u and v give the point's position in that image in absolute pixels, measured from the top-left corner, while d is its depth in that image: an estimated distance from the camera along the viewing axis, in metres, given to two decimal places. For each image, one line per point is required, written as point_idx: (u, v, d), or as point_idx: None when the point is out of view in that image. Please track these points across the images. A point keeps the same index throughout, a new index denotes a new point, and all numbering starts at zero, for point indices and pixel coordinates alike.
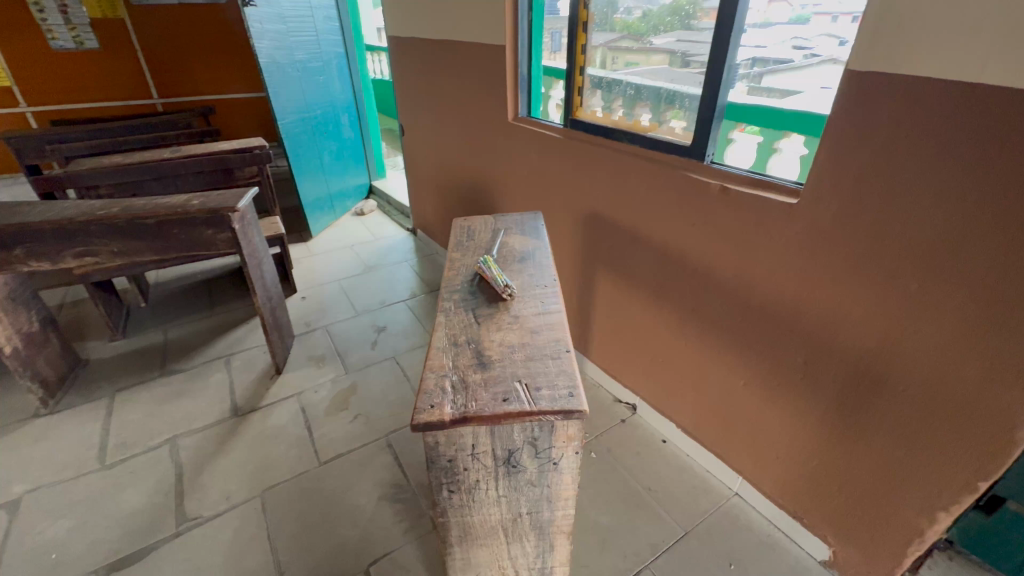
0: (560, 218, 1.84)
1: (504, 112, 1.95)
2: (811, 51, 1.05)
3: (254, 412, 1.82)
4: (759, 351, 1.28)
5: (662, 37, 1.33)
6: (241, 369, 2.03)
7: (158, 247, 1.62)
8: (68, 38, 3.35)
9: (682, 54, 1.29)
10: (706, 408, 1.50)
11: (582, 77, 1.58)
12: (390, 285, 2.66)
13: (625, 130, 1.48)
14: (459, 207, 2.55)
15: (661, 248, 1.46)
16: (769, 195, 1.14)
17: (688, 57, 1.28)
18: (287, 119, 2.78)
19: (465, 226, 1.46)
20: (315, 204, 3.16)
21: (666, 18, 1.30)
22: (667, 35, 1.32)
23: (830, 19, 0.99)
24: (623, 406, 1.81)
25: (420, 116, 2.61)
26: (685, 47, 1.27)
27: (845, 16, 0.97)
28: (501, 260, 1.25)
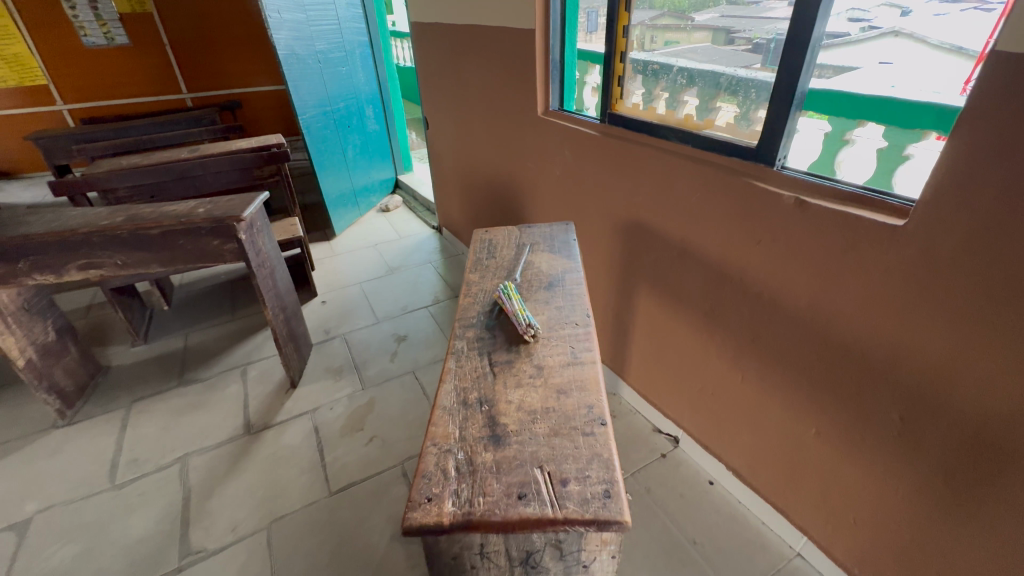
0: (595, 225, 1.64)
1: (534, 105, 1.74)
2: (870, 24, 0.86)
3: (267, 430, 1.73)
4: (838, 398, 1.05)
5: (704, 13, 1.11)
6: (257, 381, 1.95)
7: (164, 259, 1.52)
8: (100, 34, 3.34)
9: (726, 31, 1.08)
10: (765, 451, 1.28)
11: (623, 65, 1.36)
12: (413, 288, 2.53)
13: (674, 127, 1.27)
14: (486, 207, 2.37)
15: (716, 266, 1.24)
16: (861, 212, 0.91)
17: (732, 34, 1.07)
18: (308, 114, 2.67)
19: (487, 239, 1.29)
20: (338, 200, 3.06)
21: None
22: (709, 10, 1.11)
23: None
24: (663, 438, 1.62)
25: (444, 108, 2.43)
26: (729, 23, 1.07)
27: None
28: (525, 286, 1.07)
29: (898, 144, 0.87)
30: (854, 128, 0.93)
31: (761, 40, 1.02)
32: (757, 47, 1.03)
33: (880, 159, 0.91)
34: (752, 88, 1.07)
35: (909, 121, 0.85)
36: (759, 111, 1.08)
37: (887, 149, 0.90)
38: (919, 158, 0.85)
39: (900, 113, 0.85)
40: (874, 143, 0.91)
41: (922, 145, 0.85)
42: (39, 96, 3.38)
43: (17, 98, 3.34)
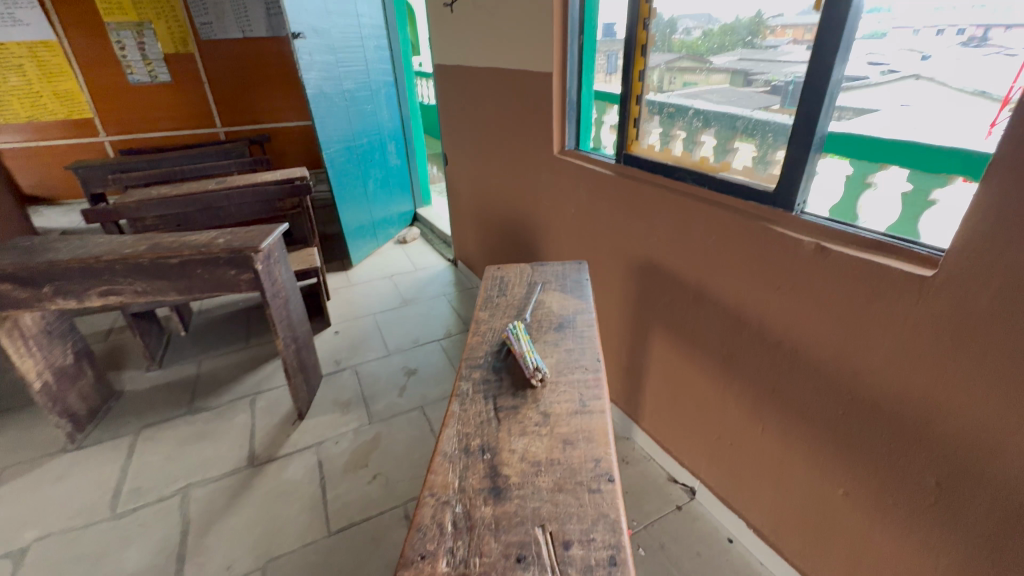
0: (609, 264, 1.62)
1: (550, 144, 1.76)
2: (889, 67, 0.85)
3: (271, 462, 1.70)
4: (867, 457, 0.98)
5: (723, 56, 1.12)
6: (265, 411, 1.93)
7: (182, 287, 1.55)
8: (144, 73, 3.56)
9: (743, 73, 1.08)
10: (788, 510, 1.20)
11: (639, 107, 1.37)
12: (425, 321, 2.52)
13: (689, 168, 1.26)
14: (501, 242, 2.38)
15: (733, 310, 1.20)
16: (885, 259, 0.87)
17: (750, 76, 1.08)
18: (332, 148, 2.76)
19: (498, 276, 1.28)
20: (357, 231, 3.11)
21: (728, 35, 1.10)
22: (728, 53, 1.11)
23: (911, 32, 0.80)
24: (678, 488, 1.54)
25: (463, 145, 2.49)
26: (748, 66, 1.07)
27: (928, 27, 0.78)
28: (535, 326, 1.04)
29: (924, 188, 0.86)
30: (876, 171, 0.92)
31: (779, 82, 1.02)
32: (776, 88, 1.03)
33: (905, 203, 0.89)
34: (769, 132, 1.06)
35: (934, 166, 0.84)
36: (777, 153, 1.06)
37: (911, 192, 0.87)
38: (946, 203, 0.83)
39: (926, 157, 0.84)
40: (897, 186, 0.89)
41: (950, 189, 0.83)
42: (84, 128, 3.59)
43: (64, 130, 3.55)
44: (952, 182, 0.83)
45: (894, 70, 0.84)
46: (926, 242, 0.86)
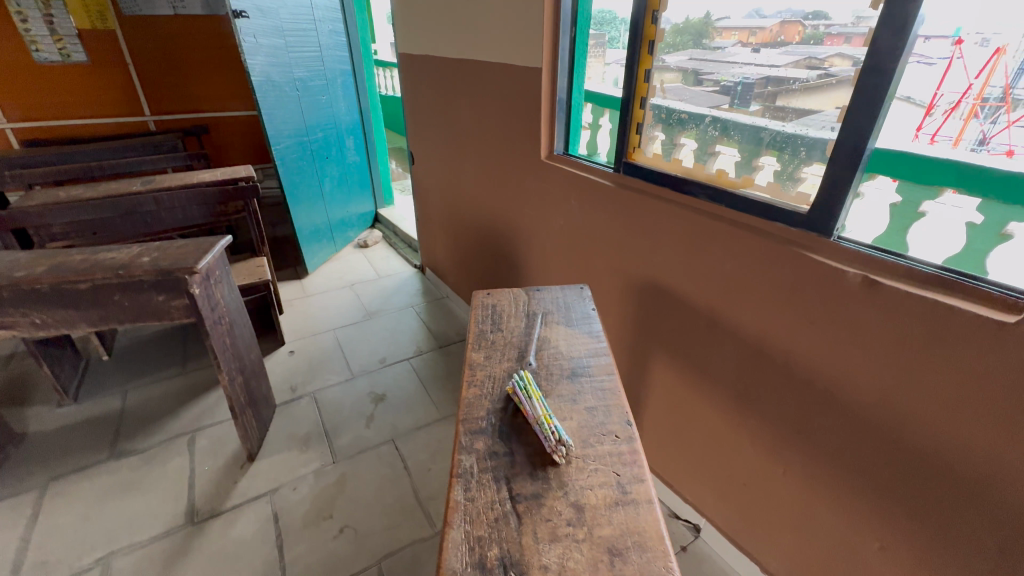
0: (604, 283, 1.48)
1: (537, 148, 1.59)
2: (825, 72, 0.86)
3: (215, 518, 1.45)
4: (916, 515, 0.88)
5: (672, 56, 1.11)
6: (207, 451, 1.67)
7: (96, 317, 1.27)
8: (54, 50, 2.92)
9: (694, 72, 1.07)
10: (811, 561, 1.10)
11: (643, 111, 1.22)
12: (392, 336, 2.29)
13: (702, 182, 1.13)
14: (477, 252, 2.19)
15: (754, 342, 1.08)
16: (953, 300, 0.77)
17: (700, 76, 1.06)
18: (282, 144, 2.46)
19: (490, 306, 1.11)
20: (312, 235, 2.82)
21: (676, 36, 1.09)
22: (677, 53, 1.10)
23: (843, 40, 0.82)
24: (681, 525, 1.42)
25: (433, 144, 2.27)
26: (698, 65, 1.06)
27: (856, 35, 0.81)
28: (543, 375, 0.88)
29: (911, 199, 0.84)
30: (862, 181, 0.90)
31: (728, 83, 1.01)
32: (725, 89, 1.02)
33: (893, 215, 0.86)
34: (802, 146, 0.94)
35: (925, 177, 0.82)
36: (760, 159, 1.01)
37: (901, 203, 0.85)
38: (935, 217, 0.81)
39: (915, 168, 0.83)
40: (886, 198, 0.86)
41: (939, 202, 0.80)
42: None
43: None
44: (942, 194, 0.80)
45: (832, 74, 0.85)
46: (926, 259, 0.82)
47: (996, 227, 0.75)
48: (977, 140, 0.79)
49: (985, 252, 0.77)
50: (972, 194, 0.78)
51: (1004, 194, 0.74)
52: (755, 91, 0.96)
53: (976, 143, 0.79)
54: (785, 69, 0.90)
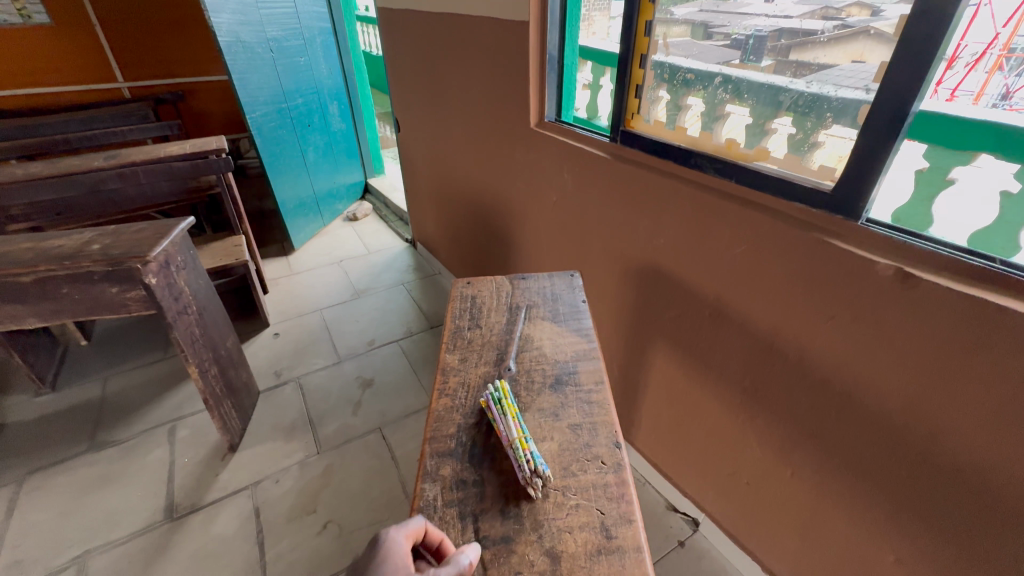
0: (600, 265, 1.36)
1: (526, 114, 1.44)
2: (841, 22, 0.72)
3: (194, 513, 1.39)
4: (940, 533, 0.79)
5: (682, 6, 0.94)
6: (188, 441, 1.61)
7: (47, 311, 1.18)
8: (11, 10, 2.45)
9: (704, 24, 0.92)
10: (818, 565, 1.02)
11: (643, 70, 1.05)
12: (381, 316, 2.20)
13: (709, 154, 0.99)
14: (467, 227, 2.06)
15: (763, 335, 0.97)
16: (1006, 300, 0.64)
17: (710, 28, 0.91)
18: (258, 112, 2.29)
19: (470, 297, 1.00)
20: (298, 209, 2.69)
21: None
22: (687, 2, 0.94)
23: None
24: (680, 518, 1.36)
25: (418, 110, 2.10)
26: (710, 16, 0.91)
27: None
28: (524, 383, 0.78)
29: (940, 166, 0.72)
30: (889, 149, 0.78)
31: (739, 36, 0.86)
32: (736, 43, 0.87)
33: (917, 184, 0.75)
34: (829, 110, 0.79)
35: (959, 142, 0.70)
36: (774, 121, 0.87)
37: (928, 169, 0.73)
38: (967, 183, 0.69)
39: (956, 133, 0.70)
40: (910, 164, 0.75)
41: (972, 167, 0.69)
42: None
43: None
44: (976, 158, 0.69)
45: (850, 25, 0.71)
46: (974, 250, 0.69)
47: None
48: (999, 94, 0.67)
49: (1017, 225, 0.65)
50: (1009, 157, 0.66)
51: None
52: (767, 45, 0.82)
53: (998, 99, 0.68)
54: (800, 20, 0.77)
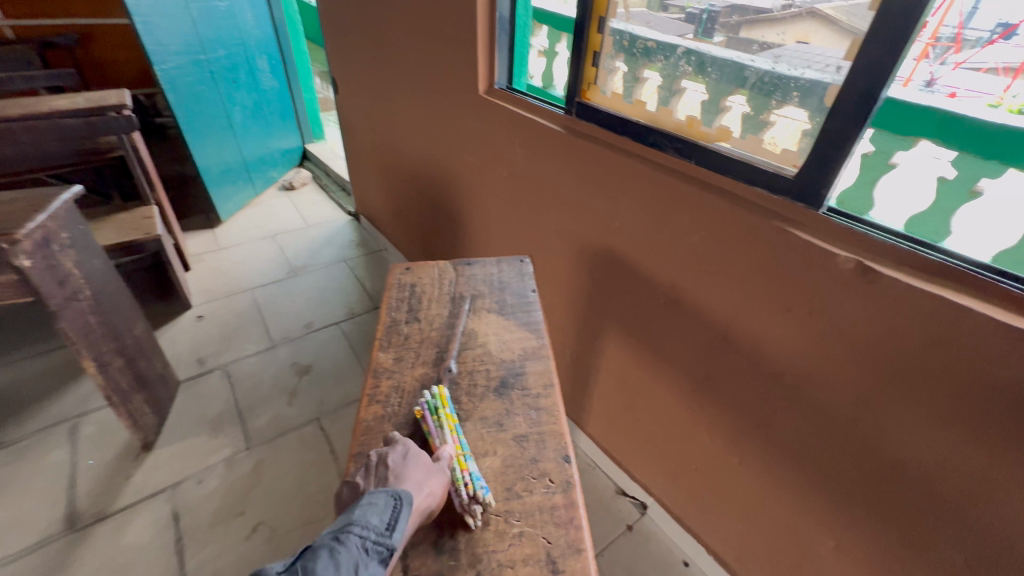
0: (553, 246, 1.29)
1: (474, 80, 1.31)
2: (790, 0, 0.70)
3: (101, 521, 1.24)
4: (878, 522, 0.80)
5: None
6: (93, 440, 1.43)
7: None
8: None
9: None
10: (759, 548, 1.04)
11: (601, 36, 0.96)
12: (321, 296, 2.04)
13: (669, 132, 0.91)
14: (413, 201, 1.92)
15: (717, 325, 0.94)
16: (964, 299, 0.62)
17: None
18: (169, 63, 2.00)
19: (409, 285, 0.90)
20: (223, 176, 2.42)
21: None
22: None
23: None
24: (628, 501, 1.36)
25: (356, 70, 1.90)
26: None
27: None
28: (466, 386, 0.70)
29: (886, 150, 0.68)
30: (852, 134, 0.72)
31: (694, 9, 0.81)
32: (690, 17, 0.82)
33: (863, 167, 0.71)
34: (795, 90, 0.73)
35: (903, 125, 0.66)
36: (728, 98, 0.82)
37: (876, 152, 0.69)
38: (910, 170, 0.66)
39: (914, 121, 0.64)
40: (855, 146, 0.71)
41: (915, 153, 0.65)
42: None
43: None
44: (918, 144, 0.65)
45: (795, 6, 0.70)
46: (933, 244, 0.67)
47: (967, 183, 0.62)
48: (923, 83, 0.63)
49: (951, 213, 0.64)
50: (948, 145, 0.62)
51: (983, 146, 0.60)
52: (719, 20, 0.79)
53: (923, 86, 0.63)
54: None
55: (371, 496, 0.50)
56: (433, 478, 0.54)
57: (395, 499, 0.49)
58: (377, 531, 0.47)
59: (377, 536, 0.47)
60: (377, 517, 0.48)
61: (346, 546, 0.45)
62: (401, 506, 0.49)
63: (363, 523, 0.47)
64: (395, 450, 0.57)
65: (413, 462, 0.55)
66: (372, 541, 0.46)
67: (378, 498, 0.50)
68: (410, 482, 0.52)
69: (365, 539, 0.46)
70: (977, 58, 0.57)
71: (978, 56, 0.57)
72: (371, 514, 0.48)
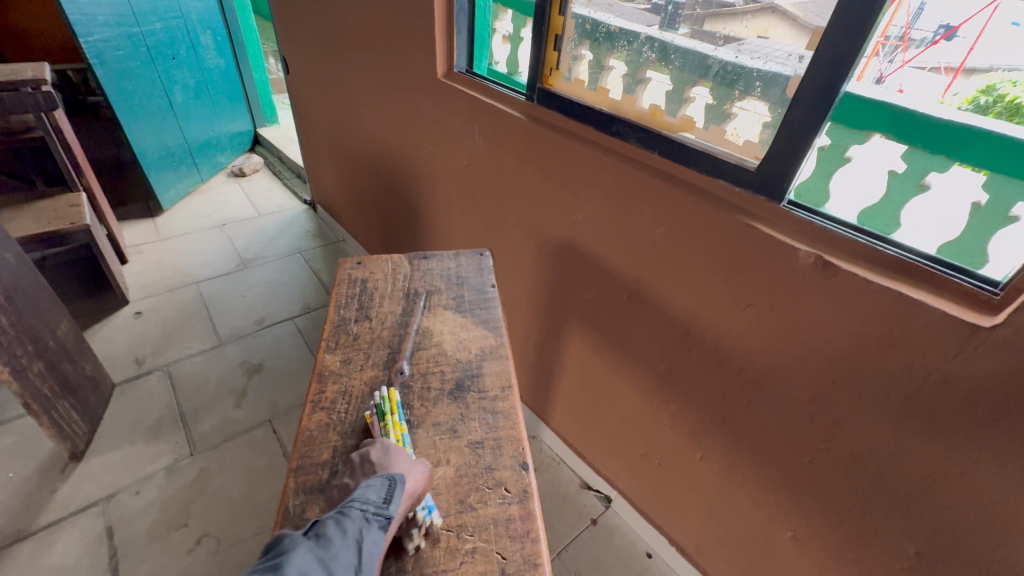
0: (515, 239, 1.25)
1: (432, 63, 1.24)
2: None
3: (23, 541, 1.13)
4: (835, 513, 0.82)
5: None
6: (12, 452, 1.30)
7: None
8: None
9: None
10: (721, 539, 1.05)
11: (563, 19, 0.91)
12: (273, 290, 1.93)
13: (632, 122, 0.88)
14: (371, 191, 1.83)
15: (680, 320, 0.93)
16: (918, 293, 0.62)
17: None
18: (95, 35, 1.82)
19: (359, 281, 0.84)
20: (162, 160, 2.24)
21: None
22: None
23: None
24: (593, 496, 1.35)
25: (307, 50, 1.79)
26: None
27: None
28: (417, 390, 0.66)
29: (840, 143, 0.67)
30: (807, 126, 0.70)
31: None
32: (655, 7, 0.79)
33: (819, 160, 0.70)
34: (758, 80, 0.71)
35: (856, 119, 0.65)
36: (692, 89, 0.79)
37: (831, 145, 0.68)
38: (864, 163, 0.66)
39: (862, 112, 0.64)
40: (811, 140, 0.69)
41: (869, 146, 0.65)
42: None
43: None
44: (870, 138, 0.64)
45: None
46: (888, 235, 0.66)
47: (917, 177, 0.62)
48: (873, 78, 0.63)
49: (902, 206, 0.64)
50: (898, 139, 0.62)
51: (933, 142, 0.58)
52: (683, 13, 0.76)
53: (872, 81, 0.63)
54: None
55: (367, 478, 0.50)
56: (420, 464, 0.53)
57: (391, 477, 0.49)
58: (376, 504, 0.47)
59: (376, 509, 0.47)
60: (374, 494, 0.48)
61: (347, 519, 0.45)
62: (397, 483, 0.49)
63: (362, 498, 0.47)
64: (376, 446, 0.55)
65: (398, 455, 0.54)
66: (372, 512, 0.46)
67: (374, 480, 0.49)
68: (400, 467, 0.52)
69: (366, 512, 0.46)
70: (921, 58, 0.56)
71: (923, 55, 0.56)
72: (369, 491, 0.48)
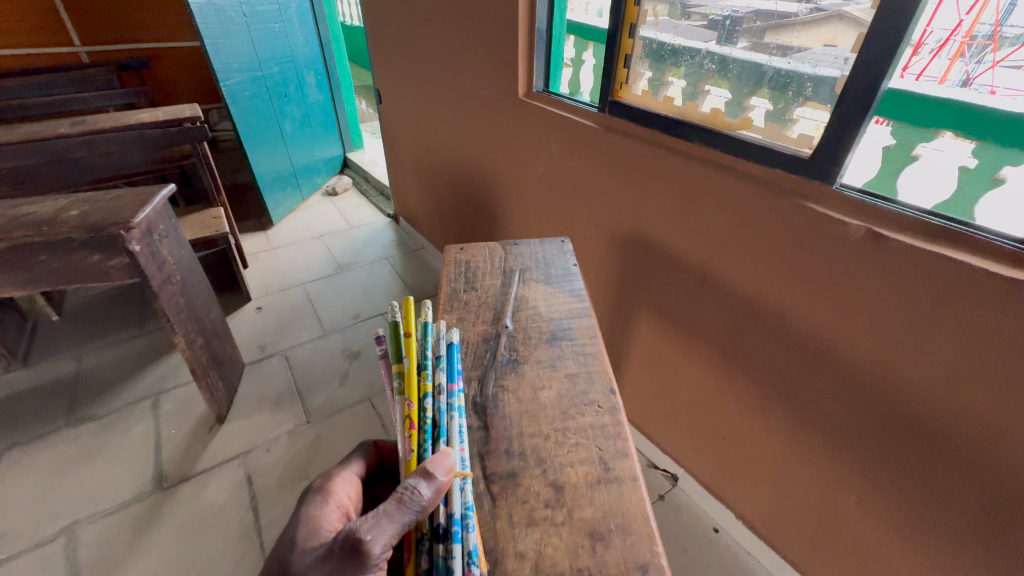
0: (587, 235, 1.40)
1: (513, 85, 1.44)
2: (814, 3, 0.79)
3: (184, 483, 1.40)
4: (898, 473, 0.87)
5: None
6: (172, 415, 1.60)
7: (21, 281, 1.15)
8: None
9: (682, 3, 0.97)
10: (786, 509, 1.12)
11: (632, 41, 1.07)
12: (366, 290, 2.20)
13: (696, 124, 1.01)
14: (451, 201, 2.07)
15: (743, 298, 1.03)
16: (964, 256, 0.71)
17: (688, 8, 0.97)
18: (232, 79, 2.20)
19: (464, 262, 1.02)
20: (275, 182, 2.61)
21: None
22: None
23: None
24: (661, 475, 1.45)
25: (399, 83, 2.07)
26: None
27: None
28: (521, 339, 0.82)
29: (907, 143, 0.79)
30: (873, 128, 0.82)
31: (717, 16, 0.92)
32: (713, 24, 0.93)
33: (885, 159, 0.82)
34: (809, 82, 0.83)
35: (923, 120, 0.77)
36: (753, 99, 0.92)
37: (895, 147, 0.80)
38: (927, 160, 0.76)
39: (922, 109, 0.76)
40: (879, 141, 0.82)
41: (933, 146, 0.76)
42: None
43: None
44: (939, 137, 0.75)
45: (823, 8, 0.78)
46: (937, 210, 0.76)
47: (989, 172, 0.71)
48: (958, 81, 0.74)
49: (975, 199, 0.73)
50: (969, 137, 0.73)
51: (1004, 137, 0.69)
52: (744, 25, 0.89)
53: (958, 83, 0.74)
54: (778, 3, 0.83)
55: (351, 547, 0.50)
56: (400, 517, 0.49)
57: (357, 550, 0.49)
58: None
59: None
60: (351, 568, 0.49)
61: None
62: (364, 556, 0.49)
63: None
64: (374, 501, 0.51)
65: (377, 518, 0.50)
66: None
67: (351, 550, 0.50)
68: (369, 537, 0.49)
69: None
70: (1015, 54, 0.67)
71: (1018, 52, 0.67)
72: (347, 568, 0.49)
